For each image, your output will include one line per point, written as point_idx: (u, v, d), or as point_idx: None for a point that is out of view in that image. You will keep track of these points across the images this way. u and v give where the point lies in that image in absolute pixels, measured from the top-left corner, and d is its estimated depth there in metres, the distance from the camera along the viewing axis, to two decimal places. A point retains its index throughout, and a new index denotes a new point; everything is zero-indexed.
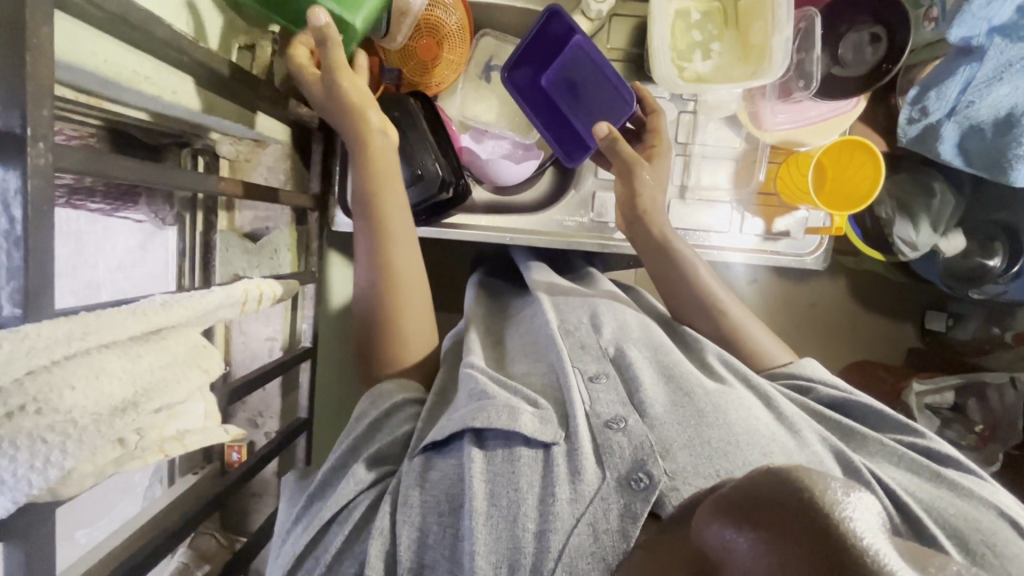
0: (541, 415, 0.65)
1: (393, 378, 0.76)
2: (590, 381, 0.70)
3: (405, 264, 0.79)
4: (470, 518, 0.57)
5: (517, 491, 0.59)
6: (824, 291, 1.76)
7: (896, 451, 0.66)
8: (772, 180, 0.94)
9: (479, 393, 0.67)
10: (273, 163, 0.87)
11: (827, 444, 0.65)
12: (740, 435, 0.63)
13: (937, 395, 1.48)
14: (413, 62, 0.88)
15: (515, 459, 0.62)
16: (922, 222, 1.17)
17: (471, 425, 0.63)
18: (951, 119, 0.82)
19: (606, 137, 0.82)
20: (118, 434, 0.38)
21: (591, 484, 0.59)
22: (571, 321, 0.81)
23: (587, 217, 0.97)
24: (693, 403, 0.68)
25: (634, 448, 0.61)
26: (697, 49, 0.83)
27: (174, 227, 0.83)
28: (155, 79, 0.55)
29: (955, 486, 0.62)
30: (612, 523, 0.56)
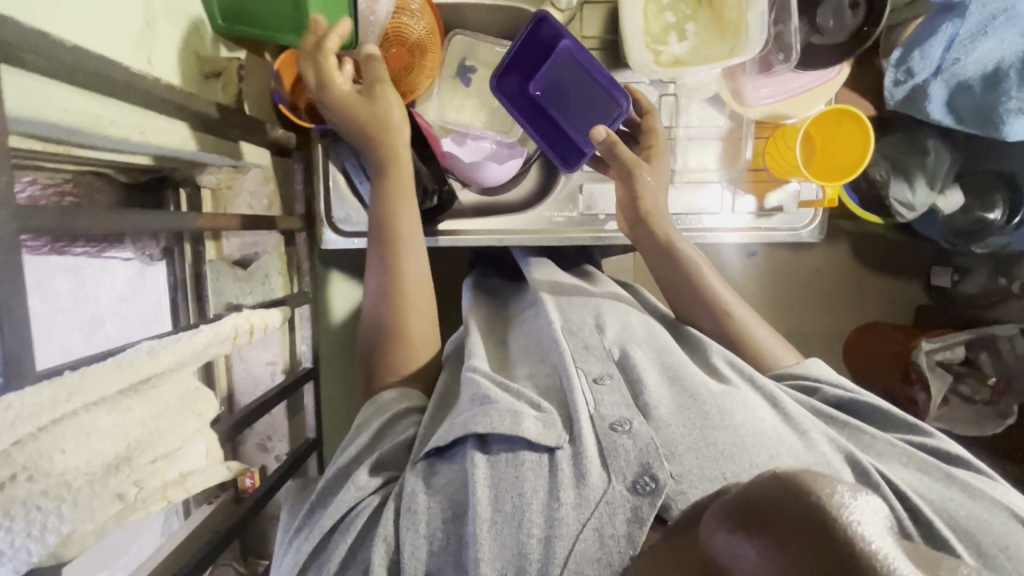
0: (544, 418, 0.64)
1: (394, 390, 0.76)
2: (594, 383, 0.69)
3: (415, 282, 0.80)
4: (476, 525, 0.56)
5: (521, 496, 0.58)
6: (826, 257, 1.75)
7: (905, 450, 0.65)
8: (761, 156, 0.92)
9: (482, 399, 0.67)
10: (255, 188, 0.87)
11: (835, 446, 0.64)
12: (747, 436, 0.62)
13: (948, 351, 1.48)
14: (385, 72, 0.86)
15: (518, 463, 0.61)
16: (917, 180, 1.15)
17: (474, 429, 0.62)
18: (938, 78, 0.80)
19: (604, 141, 0.80)
20: (115, 491, 0.38)
21: (596, 488, 0.58)
22: (574, 321, 0.81)
23: (575, 212, 0.96)
24: (698, 405, 0.66)
25: (639, 451, 0.60)
26: (672, 31, 0.81)
27: (163, 261, 0.83)
28: (120, 122, 0.55)
29: (966, 486, 0.61)
30: (619, 528, 0.55)
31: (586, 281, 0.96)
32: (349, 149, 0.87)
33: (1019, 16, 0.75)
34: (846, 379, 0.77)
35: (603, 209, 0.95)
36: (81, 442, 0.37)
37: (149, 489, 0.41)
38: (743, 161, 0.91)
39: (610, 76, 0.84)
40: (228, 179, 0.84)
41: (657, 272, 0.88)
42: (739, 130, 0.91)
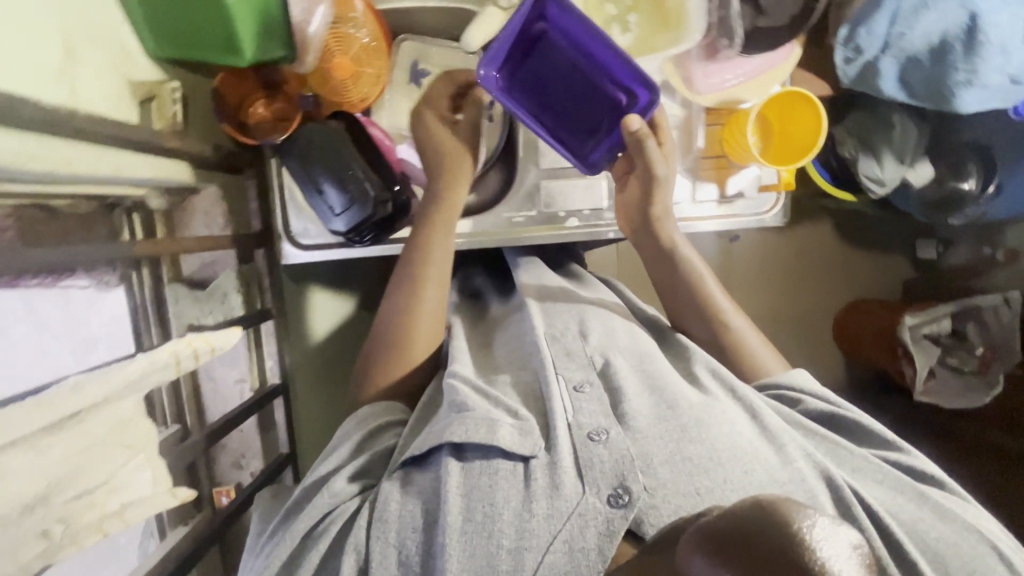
0: (521, 426, 0.65)
1: (379, 405, 0.76)
2: (574, 391, 0.69)
3: (434, 292, 0.82)
4: (445, 535, 0.57)
5: (492, 505, 0.59)
6: (812, 236, 1.69)
7: (881, 469, 0.66)
8: (716, 143, 0.91)
9: (460, 406, 0.68)
10: (210, 207, 0.86)
11: (810, 461, 0.64)
12: (723, 452, 0.63)
13: (936, 323, 1.47)
14: (328, 83, 0.83)
15: (492, 472, 0.62)
16: (886, 156, 1.14)
17: (449, 438, 0.63)
18: (887, 54, 0.79)
19: (636, 133, 0.79)
20: (36, 527, 0.41)
21: (568, 499, 0.59)
22: (559, 327, 0.79)
23: (535, 210, 0.95)
24: (676, 417, 0.67)
25: (615, 461, 0.61)
26: (615, 23, 0.84)
27: (121, 287, 0.82)
28: (44, 156, 0.54)
29: (939, 508, 0.62)
30: (589, 541, 0.56)
31: (575, 283, 0.94)
32: (297, 161, 0.83)
33: None
34: (830, 392, 0.77)
35: (562, 206, 0.94)
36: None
37: (76, 527, 0.44)
38: (697, 150, 0.90)
39: (620, 61, 0.81)
40: (182, 201, 0.84)
41: (653, 271, 0.88)
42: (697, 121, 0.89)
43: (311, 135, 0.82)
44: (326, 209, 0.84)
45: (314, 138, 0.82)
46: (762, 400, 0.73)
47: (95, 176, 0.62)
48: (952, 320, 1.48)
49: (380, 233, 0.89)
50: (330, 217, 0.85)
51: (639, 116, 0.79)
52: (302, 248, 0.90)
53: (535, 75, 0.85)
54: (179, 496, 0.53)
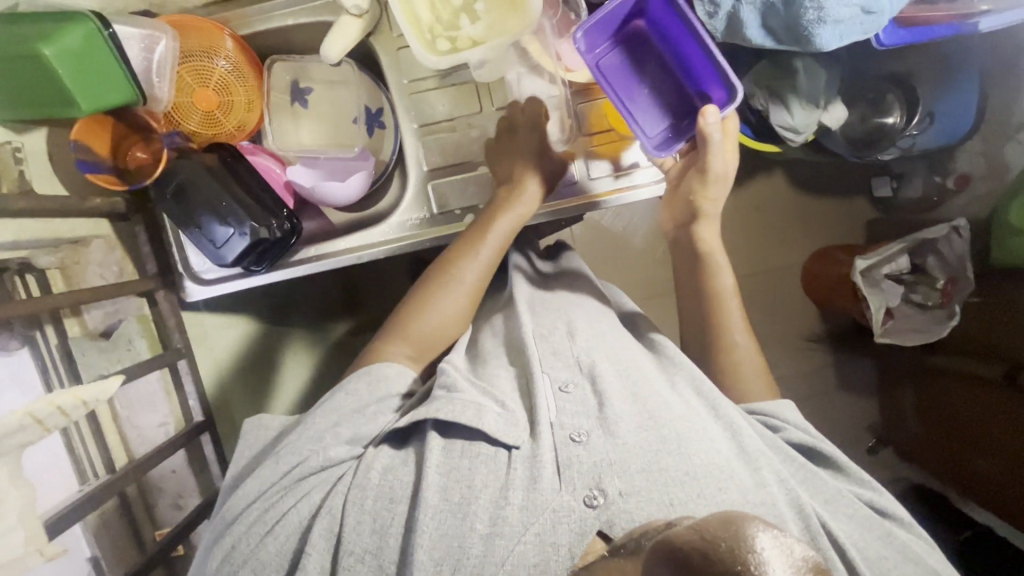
0: (507, 415, 0.70)
1: (392, 368, 0.79)
2: (559, 391, 0.72)
3: (459, 290, 0.84)
4: (422, 510, 0.62)
5: (468, 488, 0.64)
6: (768, 191, 1.63)
7: (853, 505, 0.70)
8: (601, 118, 0.91)
9: (450, 388, 0.72)
10: (103, 258, 0.85)
11: (785, 488, 0.68)
12: (699, 468, 0.66)
13: (892, 262, 1.42)
14: (193, 116, 0.85)
15: (473, 455, 0.67)
16: (795, 104, 1.11)
17: (435, 417, 0.68)
18: (743, 2, 0.77)
19: (715, 124, 0.75)
20: None
21: (545, 493, 0.62)
22: (546, 326, 0.82)
23: (430, 213, 0.92)
24: (658, 428, 0.69)
25: (593, 464, 0.64)
26: (462, 14, 0.79)
27: (25, 349, 0.79)
28: None
29: (900, 546, 0.68)
30: (561, 537, 0.60)
31: (557, 270, 0.97)
32: (173, 201, 0.83)
33: None
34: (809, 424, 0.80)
35: (457, 203, 0.92)
36: None
37: None
38: (581, 129, 0.91)
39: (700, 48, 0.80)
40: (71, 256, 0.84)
41: (678, 272, 0.90)
42: (578, 96, 0.91)
43: (183, 172, 0.82)
44: (209, 242, 0.84)
45: (186, 172, 0.82)
46: (743, 418, 0.76)
47: None
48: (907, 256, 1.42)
49: (275, 259, 0.89)
50: (215, 250, 0.84)
51: (715, 108, 0.74)
52: (201, 282, 0.90)
53: (613, 71, 0.84)
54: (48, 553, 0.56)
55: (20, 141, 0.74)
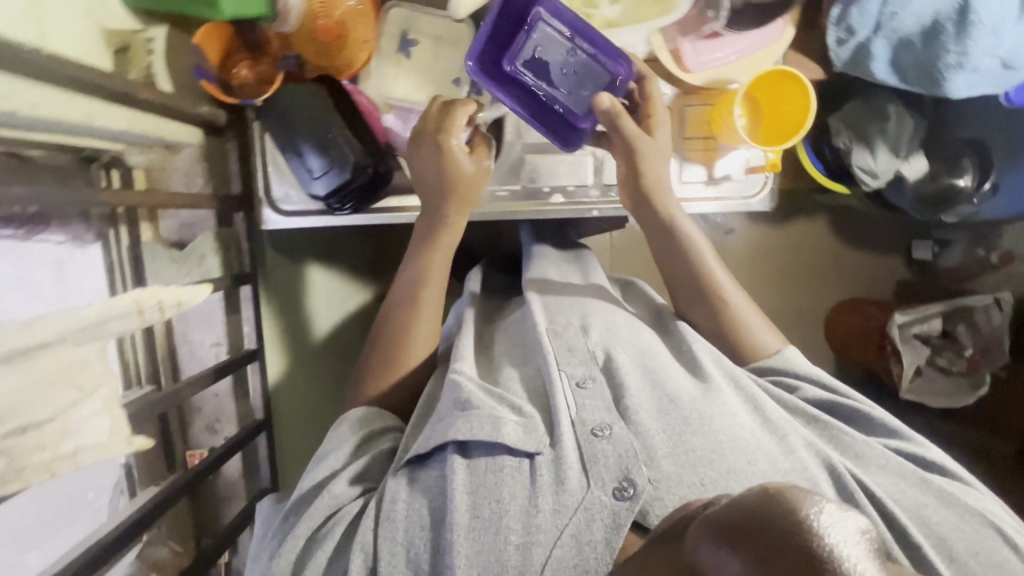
0: (527, 423, 0.64)
1: (370, 412, 0.74)
2: (577, 387, 0.68)
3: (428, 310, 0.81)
4: (452, 530, 0.56)
5: (498, 502, 0.58)
6: (807, 232, 1.62)
7: (884, 455, 0.65)
8: (706, 123, 0.90)
9: (463, 404, 0.66)
10: (190, 167, 0.84)
11: (813, 450, 0.64)
12: (726, 445, 0.62)
13: (925, 324, 1.41)
14: (313, 45, 0.83)
15: (497, 469, 0.60)
16: (879, 147, 1.12)
17: (454, 437, 0.62)
18: (878, 35, 0.77)
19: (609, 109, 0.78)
20: None
21: (575, 495, 0.58)
22: (560, 323, 0.77)
23: (519, 184, 0.93)
24: (678, 410, 0.66)
25: (620, 457, 0.60)
26: None
27: (97, 244, 0.82)
28: (6, 92, 0.52)
29: (942, 493, 0.61)
30: (597, 534, 0.55)
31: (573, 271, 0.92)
32: (280, 120, 0.83)
33: None
34: (829, 379, 0.75)
35: (547, 181, 0.93)
36: None
37: (31, 460, 0.44)
38: (685, 133, 0.90)
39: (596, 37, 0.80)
40: (160, 158, 0.82)
41: (669, 275, 0.83)
42: (686, 98, 0.89)
43: (295, 96, 0.82)
44: (306, 171, 0.84)
45: (297, 99, 0.82)
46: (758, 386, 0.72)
47: (68, 122, 0.61)
48: (941, 320, 1.41)
49: (361, 202, 0.88)
50: (309, 180, 0.85)
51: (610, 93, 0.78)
52: (282, 210, 0.89)
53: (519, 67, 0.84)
54: (134, 446, 0.52)
55: (150, 32, 0.71)
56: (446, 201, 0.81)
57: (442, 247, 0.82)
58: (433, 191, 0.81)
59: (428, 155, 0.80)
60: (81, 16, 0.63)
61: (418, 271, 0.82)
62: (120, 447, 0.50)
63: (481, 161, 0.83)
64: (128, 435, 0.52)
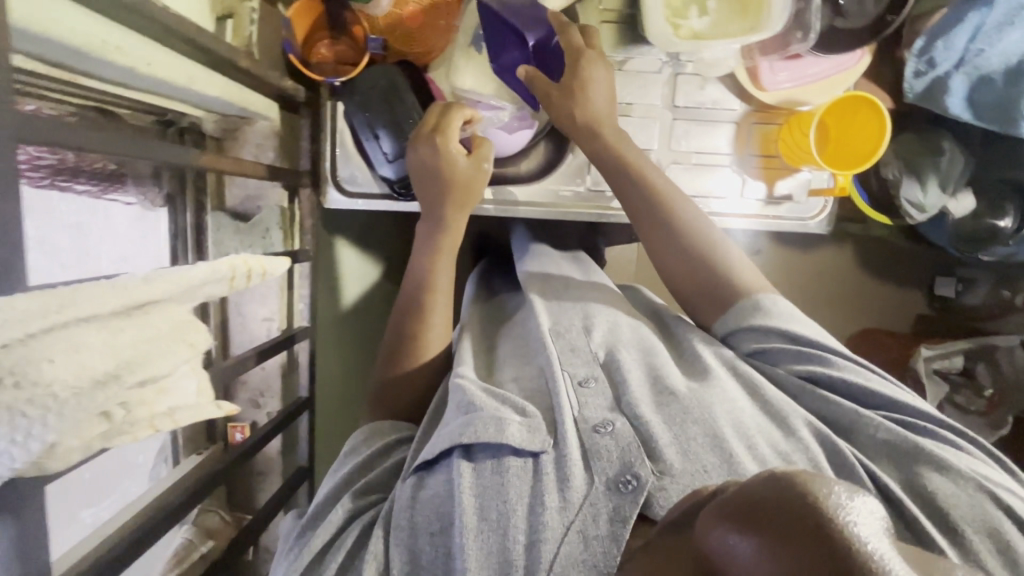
0: (530, 423, 0.59)
1: (388, 424, 0.72)
2: (579, 386, 0.63)
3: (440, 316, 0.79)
4: (462, 535, 0.52)
5: (506, 503, 0.53)
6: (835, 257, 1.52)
7: (870, 421, 0.61)
8: (773, 142, 0.90)
9: (467, 405, 0.61)
10: (261, 140, 0.85)
11: (814, 430, 0.61)
12: (727, 429, 0.58)
13: (945, 360, 1.36)
14: (398, 30, 0.83)
15: (503, 471, 0.55)
16: (929, 181, 1.12)
17: (459, 441, 0.57)
18: (959, 70, 0.79)
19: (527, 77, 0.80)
20: (100, 407, 0.38)
21: (580, 492, 0.54)
22: (563, 323, 0.72)
23: (583, 186, 0.94)
24: (678, 402, 0.62)
25: (622, 452, 0.56)
26: (693, 5, 0.78)
27: (165, 208, 0.83)
28: (128, 49, 0.52)
29: (934, 459, 0.57)
30: (602, 528, 0.51)
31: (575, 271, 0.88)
32: (358, 105, 0.83)
33: None
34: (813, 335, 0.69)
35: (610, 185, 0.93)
36: (72, 356, 0.36)
37: (137, 414, 0.41)
38: (751, 149, 0.91)
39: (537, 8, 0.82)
40: (235, 128, 0.83)
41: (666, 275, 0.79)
42: (754, 115, 0.90)
43: (372, 78, 0.82)
44: (382, 155, 0.85)
45: (380, 81, 0.82)
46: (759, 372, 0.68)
47: (170, 84, 0.60)
48: (963, 357, 1.35)
49: None
50: (382, 162, 0.85)
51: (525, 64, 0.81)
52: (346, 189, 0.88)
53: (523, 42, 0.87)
54: (224, 411, 0.49)
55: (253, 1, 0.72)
56: (444, 202, 0.79)
57: (446, 251, 0.80)
58: (429, 191, 0.79)
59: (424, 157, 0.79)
60: None
61: (423, 275, 0.80)
62: (211, 411, 0.48)
63: (479, 160, 0.80)
64: (216, 399, 0.50)
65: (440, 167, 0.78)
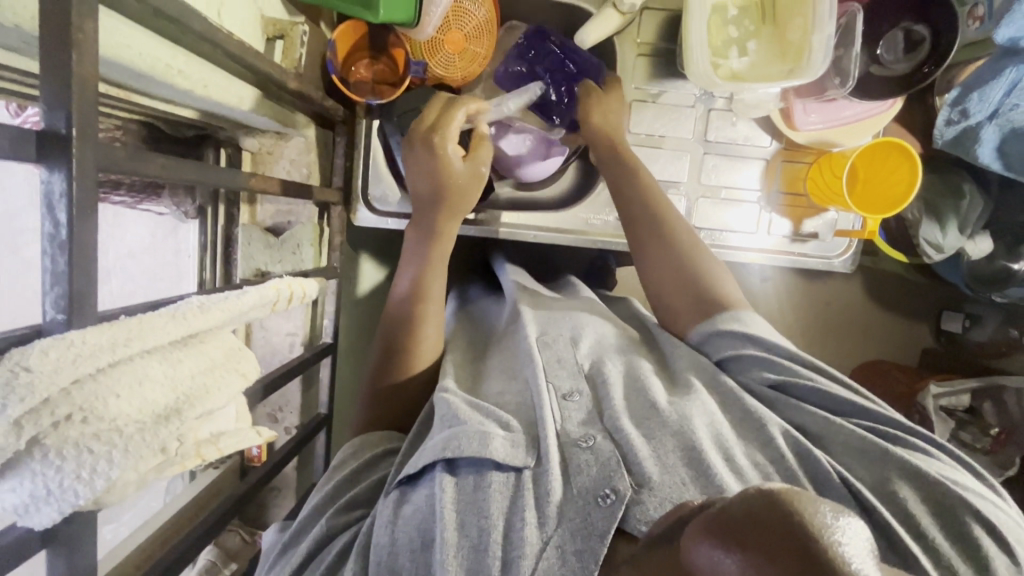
0: (513, 437, 0.56)
1: (378, 432, 0.67)
2: (562, 399, 0.60)
3: (432, 330, 0.73)
4: (440, 552, 0.48)
5: (486, 519, 0.50)
6: (842, 290, 1.49)
7: (842, 427, 0.57)
8: (801, 180, 0.91)
9: (450, 419, 0.58)
10: (296, 156, 0.84)
11: (789, 436, 0.57)
12: (706, 441, 0.55)
13: (954, 396, 1.29)
14: (440, 54, 0.84)
15: (484, 486, 0.52)
16: (949, 223, 1.13)
17: (442, 455, 0.54)
18: (992, 121, 0.79)
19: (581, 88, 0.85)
20: (162, 442, 0.37)
21: (557, 505, 0.51)
22: (550, 334, 0.70)
23: (613, 217, 0.93)
24: (659, 416, 0.58)
25: (601, 465, 0.53)
26: (733, 45, 0.80)
27: (197, 220, 0.85)
28: (188, 72, 0.52)
29: (907, 466, 0.53)
30: (580, 543, 0.48)
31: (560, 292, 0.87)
32: (395, 126, 0.84)
33: None
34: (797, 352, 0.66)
35: None
36: (135, 390, 0.36)
37: (188, 444, 0.40)
38: (779, 187, 0.92)
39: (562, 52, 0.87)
40: (271, 144, 0.82)
41: (648, 283, 0.76)
42: (784, 153, 0.91)
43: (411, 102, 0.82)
44: None
45: (420, 104, 0.83)
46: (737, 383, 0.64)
47: (219, 103, 0.60)
48: (971, 395, 1.29)
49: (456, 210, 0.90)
50: None
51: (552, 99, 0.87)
52: (377, 209, 0.88)
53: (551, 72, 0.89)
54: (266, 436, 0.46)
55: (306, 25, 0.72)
56: (437, 208, 0.76)
57: (436, 263, 0.76)
58: (422, 194, 0.76)
59: (422, 159, 0.76)
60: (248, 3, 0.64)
61: (410, 291, 0.74)
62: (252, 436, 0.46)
63: (476, 165, 0.77)
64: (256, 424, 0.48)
65: (440, 168, 0.75)
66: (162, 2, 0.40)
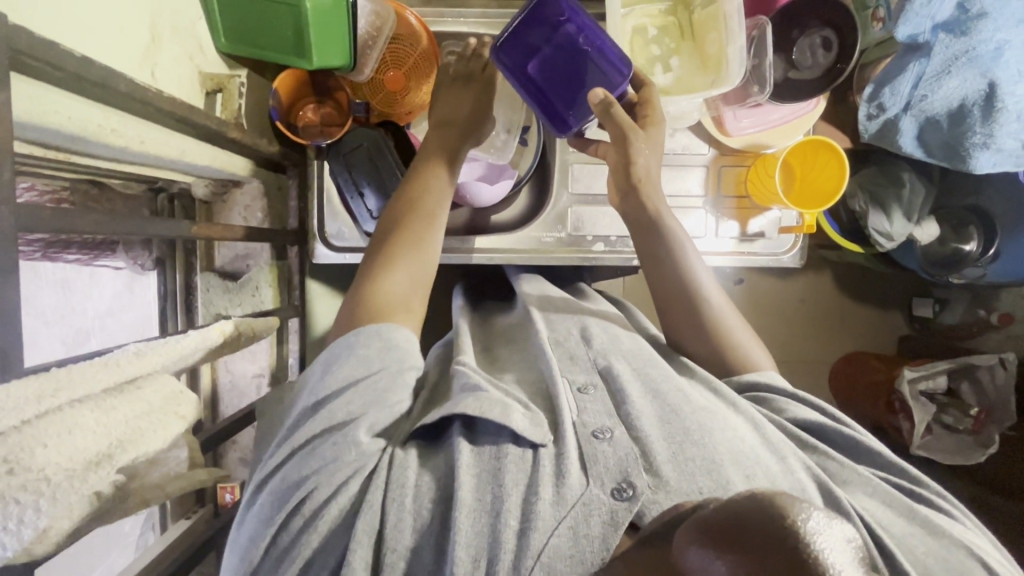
0: (533, 415, 0.56)
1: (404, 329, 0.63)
2: (577, 392, 0.61)
3: (406, 292, 0.67)
4: (456, 508, 0.48)
5: (501, 487, 0.50)
6: (817, 286, 1.49)
7: (870, 481, 0.58)
8: (744, 184, 0.95)
9: (472, 385, 0.59)
10: (250, 202, 0.87)
11: (811, 470, 0.57)
12: (724, 456, 0.55)
13: (930, 381, 1.28)
14: (380, 95, 0.88)
15: (500, 456, 0.53)
16: (894, 212, 1.13)
17: (460, 412, 0.55)
18: (907, 113, 0.85)
19: (601, 102, 0.72)
20: (94, 487, 0.38)
21: (574, 489, 0.50)
22: (560, 332, 0.71)
23: (564, 233, 0.96)
24: (680, 420, 0.59)
25: (620, 459, 0.53)
26: (657, 63, 0.86)
27: (156, 271, 0.87)
28: (123, 130, 0.55)
29: (927, 523, 0.54)
30: (593, 529, 0.47)
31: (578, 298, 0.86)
32: (342, 164, 0.84)
33: (979, 57, 0.79)
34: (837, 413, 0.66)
35: (591, 231, 0.95)
36: (64, 438, 0.36)
37: (128, 491, 0.42)
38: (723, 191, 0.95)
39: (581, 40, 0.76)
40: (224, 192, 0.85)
41: (662, 296, 0.75)
42: (725, 159, 0.95)
43: (354, 141, 0.84)
44: (366, 212, 0.85)
45: (363, 142, 0.83)
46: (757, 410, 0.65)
47: (159, 156, 0.62)
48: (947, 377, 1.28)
49: None
50: (368, 219, 0.86)
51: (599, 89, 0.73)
52: (331, 245, 0.88)
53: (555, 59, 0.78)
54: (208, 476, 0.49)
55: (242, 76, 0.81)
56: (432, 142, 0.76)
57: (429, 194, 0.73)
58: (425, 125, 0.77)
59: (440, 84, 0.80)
60: (175, 66, 0.69)
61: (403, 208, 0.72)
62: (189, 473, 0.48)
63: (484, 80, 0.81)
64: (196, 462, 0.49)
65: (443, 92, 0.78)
66: (80, 65, 0.43)
